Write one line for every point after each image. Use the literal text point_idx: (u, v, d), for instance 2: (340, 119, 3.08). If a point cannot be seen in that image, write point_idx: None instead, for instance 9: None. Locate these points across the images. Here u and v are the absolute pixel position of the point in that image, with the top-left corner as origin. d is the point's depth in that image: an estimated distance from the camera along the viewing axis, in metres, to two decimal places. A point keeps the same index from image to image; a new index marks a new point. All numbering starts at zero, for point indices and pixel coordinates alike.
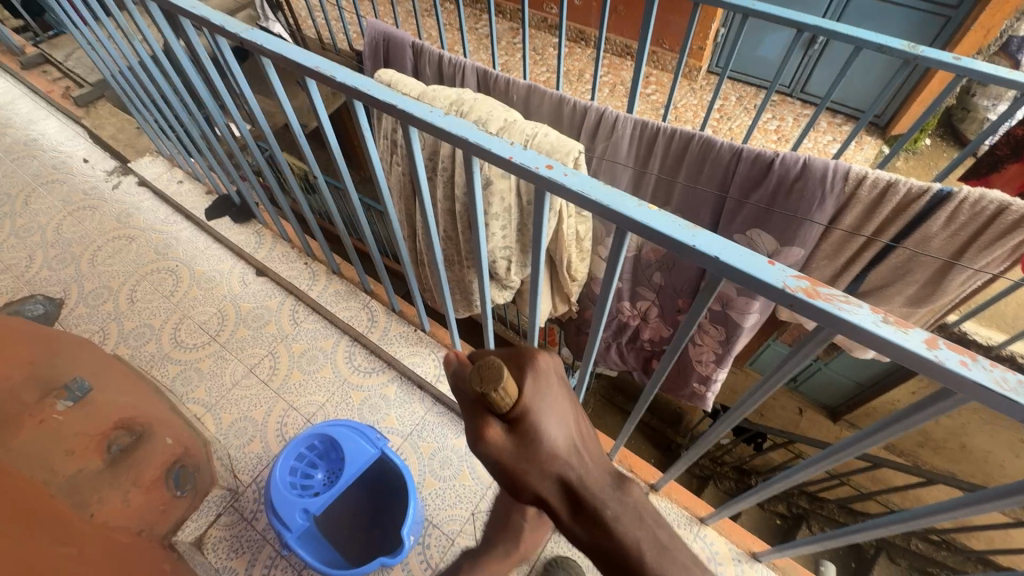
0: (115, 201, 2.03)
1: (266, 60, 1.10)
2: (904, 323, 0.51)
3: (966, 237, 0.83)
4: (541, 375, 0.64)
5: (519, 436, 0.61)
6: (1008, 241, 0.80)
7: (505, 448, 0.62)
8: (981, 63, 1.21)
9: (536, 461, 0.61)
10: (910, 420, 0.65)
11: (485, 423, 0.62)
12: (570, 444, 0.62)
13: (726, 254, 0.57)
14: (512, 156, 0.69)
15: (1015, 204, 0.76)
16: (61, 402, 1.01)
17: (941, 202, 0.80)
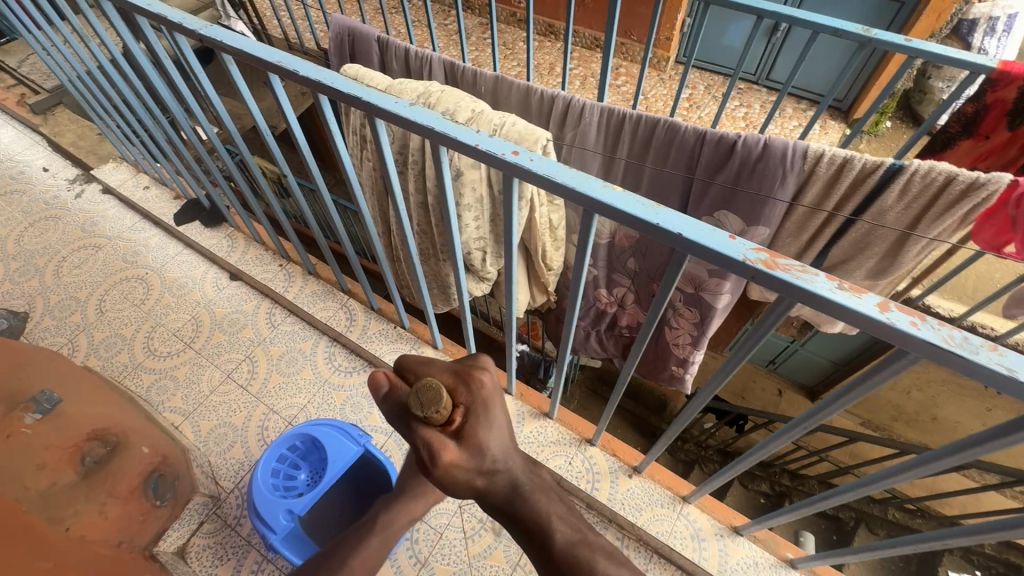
0: (78, 210, 1.97)
1: (229, 58, 1.08)
2: (858, 289, 0.54)
3: (918, 208, 0.85)
4: (484, 388, 0.67)
5: (467, 445, 0.63)
6: (957, 211, 0.82)
7: (456, 460, 0.63)
8: (931, 44, 1.25)
9: (481, 466, 0.65)
10: (863, 387, 0.67)
11: (434, 437, 0.62)
12: (508, 446, 0.67)
13: (687, 230, 0.59)
14: (477, 144, 0.71)
15: (962, 175, 0.79)
16: (35, 417, 0.99)
17: (894, 175, 0.82)
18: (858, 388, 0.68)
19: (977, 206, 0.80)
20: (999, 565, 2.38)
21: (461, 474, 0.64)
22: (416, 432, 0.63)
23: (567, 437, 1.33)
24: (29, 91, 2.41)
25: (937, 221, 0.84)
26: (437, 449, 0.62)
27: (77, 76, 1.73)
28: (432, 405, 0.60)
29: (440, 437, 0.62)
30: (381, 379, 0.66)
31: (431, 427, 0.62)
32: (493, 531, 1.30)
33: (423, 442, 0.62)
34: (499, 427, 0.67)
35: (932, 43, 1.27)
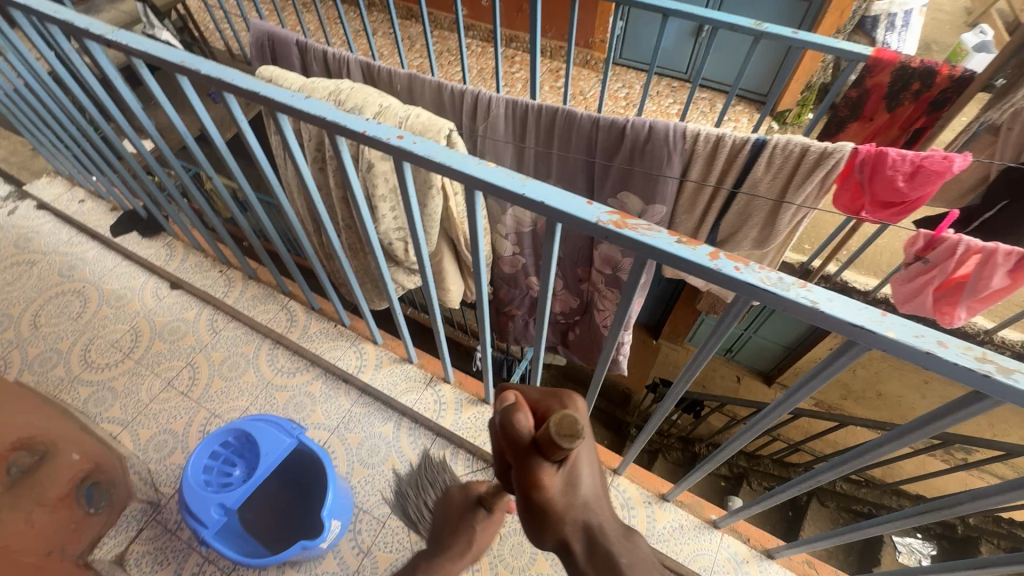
0: (12, 227, 1.93)
1: (137, 60, 1.14)
2: (692, 241, 0.61)
3: (784, 178, 0.94)
4: (583, 419, 0.62)
5: (566, 483, 0.58)
6: (815, 177, 0.91)
7: (553, 495, 0.57)
8: (814, 35, 1.36)
9: (576, 510, 0.58)
10: (720, 332, 0.74)
11: (544, 470, 0.55)
12: (599, 492, 0.61)
13: (548, 198, 0.67)
14: (365, 130, 0.78)
15: (814, 146, 0.88)
16: None
17: (760, 149, 0.91)
18: (718, 332, 0.74)
19: (829, 171, 0.89)
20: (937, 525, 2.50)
21: (554, 517, 0.57)
22: (524, 458, 0.55)
23: None
24: None
25: (798, 189, 0.93)
26: (541, 482, 0.55)
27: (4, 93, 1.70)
28: (566, 436, 0.51)
29: (551, 471, 0.55)
30: (507, 393, 0.60)
31: (546, 458, 0.55)
32: None
33: (527, 469, 0.56)
34: (591, 469, 0.61)
35: (816, 34, 1.38)
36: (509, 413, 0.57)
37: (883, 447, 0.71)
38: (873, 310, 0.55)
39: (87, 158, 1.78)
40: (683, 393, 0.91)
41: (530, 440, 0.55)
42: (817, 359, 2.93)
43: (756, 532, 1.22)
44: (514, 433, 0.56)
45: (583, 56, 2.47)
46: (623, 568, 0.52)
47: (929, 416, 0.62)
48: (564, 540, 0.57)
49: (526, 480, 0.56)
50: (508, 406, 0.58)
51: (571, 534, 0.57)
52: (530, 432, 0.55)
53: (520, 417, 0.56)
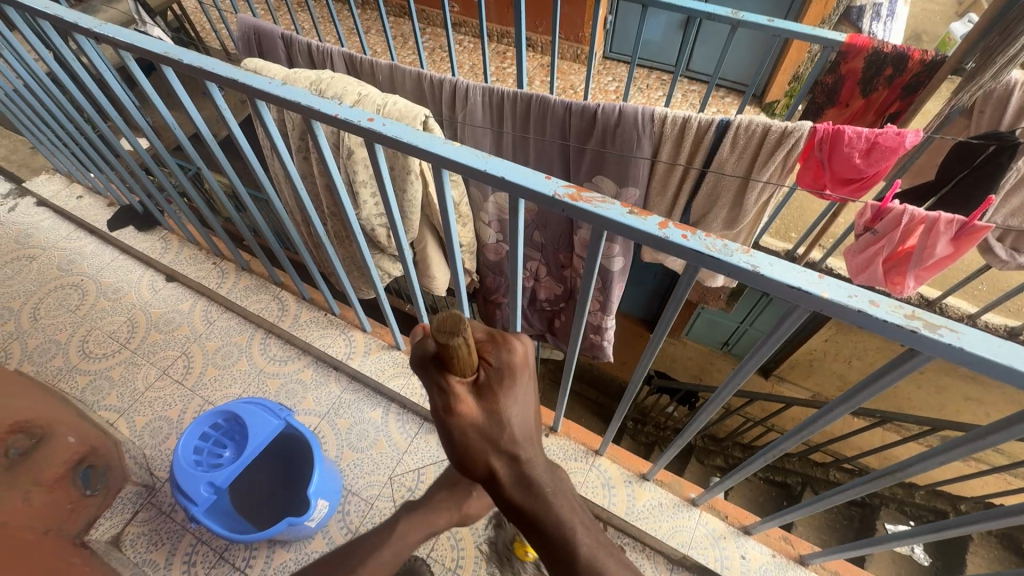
0: (12, 223, 1.97)
1: (127, 55, 1.18)
2: (642, 212, 0.64)
3: (749, 156, 1.01)
4: (518, 353, 0.66)
5: (485, 412, 0.63)
6: (778, 155, 0.98)
7: (469, 420, 0.63)
8: (788, 23, 1.40)
9: (499, 440, 0.63)
10: (678, 300, 0.79)
11: (451, 389, 0.62)
12: (529, 428, 0.66)
13: (507, 173, 0.70)
14: (338, 113, 0.82)
15: (775, 126, 0.95)
16: None
17: (724, 130, 0.98)
18: (678, 296, 0.78)
19: (790, 150, 0.97)
20: (929, 512, 2.53)
21: (478, 449, 0.64)
22: (434, 378, 0.63)
23: None
24: None
25: (763, 168, 1.01)
26: (452, 401, 0.63)
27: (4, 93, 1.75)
28: (449, 332, 0.55)
29: (457, 388, 0.62)
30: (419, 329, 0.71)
31: (450, 377, 0.62)
32: None
33: (439, 390, 0.63)
34: (522, 400, 0.65)
35: (791, 22, 1.41)
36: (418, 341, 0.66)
37: (842, 406, 0.75)
38: (812, 274, 0.58)
39: (84, 155, 1.81)
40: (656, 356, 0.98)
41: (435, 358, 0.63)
42: (812, 350, 2.94)
43: (734, 510, 1.26)
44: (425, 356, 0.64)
45: (572, 50, 2.48)
46: (549, 495, 0.63)
47: (872, 376, 0.67)
48: (493, 471, 0.64)
49: (440, 402, 0.63)
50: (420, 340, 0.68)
51: (496, 464, 0.64)
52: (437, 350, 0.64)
53: (428, 342, 0.64)
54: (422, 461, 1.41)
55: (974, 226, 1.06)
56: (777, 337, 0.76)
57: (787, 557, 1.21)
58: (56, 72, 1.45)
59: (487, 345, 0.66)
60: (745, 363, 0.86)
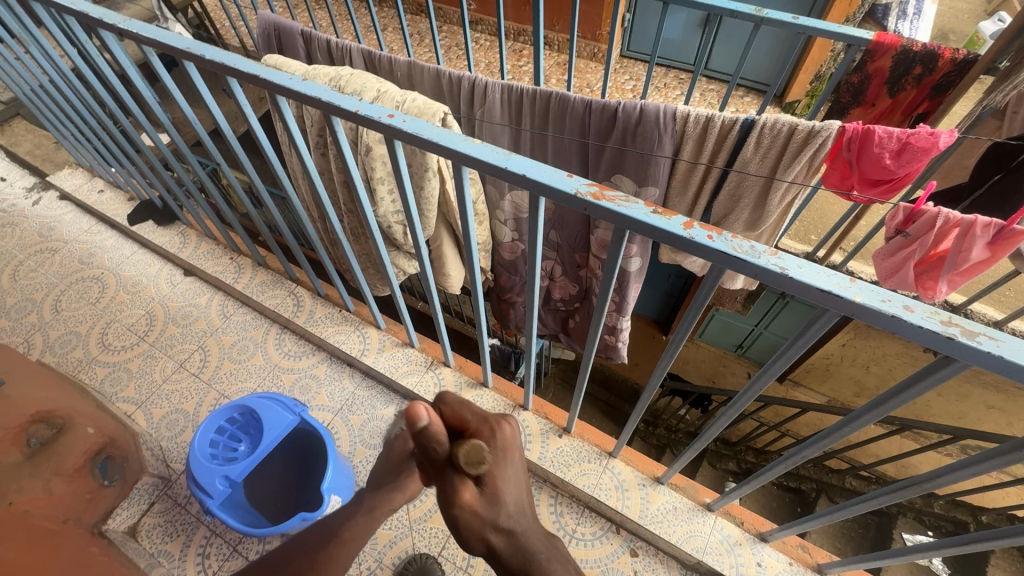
0: (35, 217, 2.02)
1: (150, 50, 1.19)
2: (667, 212, 0.63)
3: (774, 156, 0.99)
4: (509, 439, 0.62)
5: (489, 501, 0.57)
6: (804, 154, 0.96)
7: (474, 511, 0.56)
8: (814, 20, 1.36)
9: (497, 521, 0.58)
10: (699, 303, 0.77)
11: (461, 486, 0.55)
12: (521, 499, 0.61)
13: (529, 171, 0.69)
14: (358, 109, 0.82)
15: (802, 125, 0.93)
16: None
17: (749, 130, 0.97)
18: (699, 298, 0.76)
19: (817, 151, 0.95)
20: (948, 523, 2.47)
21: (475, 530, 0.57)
22: (442, 476, 0.56)
23: (502, 403, 1.44)
24: None
25: (788, 168, 0.99)
26: (460, 499, 0.56)
27: (31, 89, 1.78)
28: (474, 460, 0.54)
29: (468, 489, 0.55)
30: (419, 408, 0.52)
31: (462, 478, 0.55)
32: (435, 496, 1.36)
33: (446, 486, 0.56)
34: (515, 480, 0.61)
35: (817, 20, 1.38)
36: (425, 435, 0.54)
37: (870, 412, 0.73)
38: (842, 277, 0.56)
39: (106, 150, 1.84)
40: (673, 360, 0.96)
41: (446, 457, 0.56)
42: (830, 355, 2.89)
43: (750, 516, 1.24)
44: (434, 452, 0.55)
45: (589, 48, 2.46)
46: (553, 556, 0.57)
47: (903, 382, 0.64)
48: (490, 545, 0.58)
49: (445, 497, 0.56)
50: (423, 429, 0.53)
51: (494, 541, 0.58)
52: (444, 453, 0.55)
53: (440, 440, 0.54)
54: None
55: (1012, 231, 1.03)
56: (801, 342, 0.74)
57: (804, 566, 1.18)
58: (80, 68, 1.47)
59: (485, 429, 0.60)
60: (768, 368, 0.83)
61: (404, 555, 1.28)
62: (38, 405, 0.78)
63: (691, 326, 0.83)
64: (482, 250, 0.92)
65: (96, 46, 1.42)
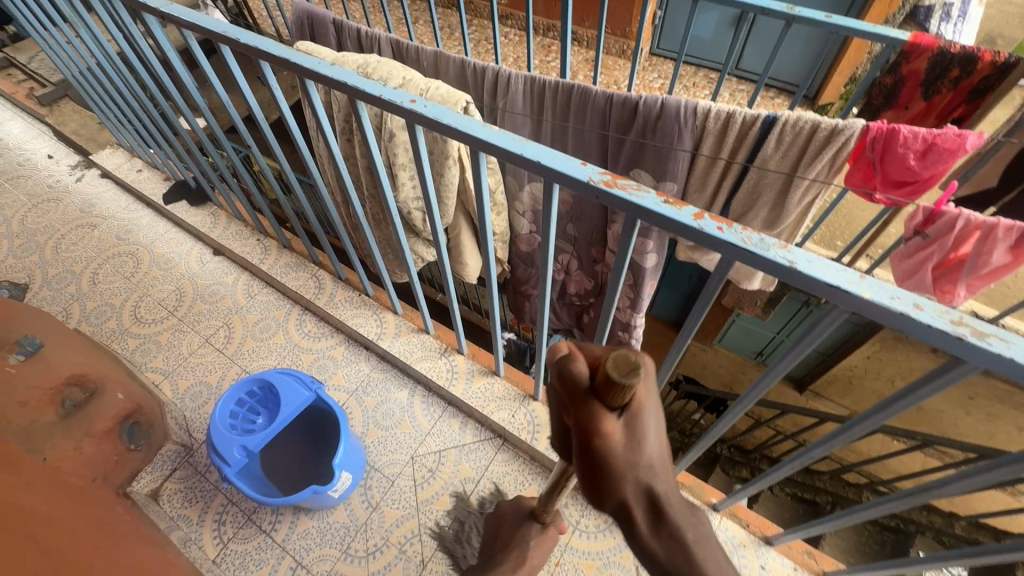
0: (78, 193, 2.13)
1: (189, 34, 1.23)
2: (678, 202, 0.63)
3: (795, 154, 0.99)
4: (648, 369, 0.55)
5: (632, 440, 0.53)
6: (825, 153, 0.96)
7: (615, 445, 0.53)
8: (847, 18, 1.33)
9: (638, 466, 0.53)
10: (708, 296, 0.78)
11: (600, 412, 0.52)
12: (664, 456, 0.56)
13: (543, 158, 0.70)
14: (382, 94, 0.85)
15: (825, 123, 0.93)
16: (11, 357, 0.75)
17: (770, 127, 0.97)
18: (710, 289, 0.76)
19: (838, 150, 0.95)
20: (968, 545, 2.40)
21: (615, 474, 0.53)
22: (582, 405, 0.53)
23: (513, 393, 1.47)
24: (37, 85, 2.60)
25: (809, 166, 0.99)
26: (602, 430, 0.52)
27: (79, 71, 1.87)
28: (625, 373, 0.49)
29: (612, 420, 0.52)
30: (560, 342, 0.57)
31: (607, 404, 0.52)
32: (442, 480, 1.39)
33: (586, 417, 0.52)
34: (658, 430, 0.56)
35: (850, 18, 1.35)
36: (563, 359, 0.54)
37: (884, 410, 0.72)
38: (852, 273, 0.56)
39: (146, 131, 1.92)
40: (680, 357, 0.97)
41: (587, 382, 0.53)
42: (853, 367, 2.81)
43: (756, 518, 1.23)
44: (572, 376, 0.53)
45: (618, 46, 2.44)
46: (692, 546, 0.53)
47: (919, 380, 0.63)
48: (624, 507, 0.54)
49: (584, 429, 0.53)
50: (564, 356, 0.55)
51: (633, 498, 0.54)
52: (586, 378, 0.53)
53: (580, 363, 0.53)
54: (443, 443, 1.44)
55: None
56: (808, 340, 0.74)
57: (810, 572, 1.17)
58: (125, 51, 1.53)
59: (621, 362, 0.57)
60: (778, 363, 0.82)
61: (411, 534, 1.31)
62: (68, 367, 0.77)
63: (699, 319, 0.84)
64: (494, 236, 0.94)
65: (140, 31, 1.48)
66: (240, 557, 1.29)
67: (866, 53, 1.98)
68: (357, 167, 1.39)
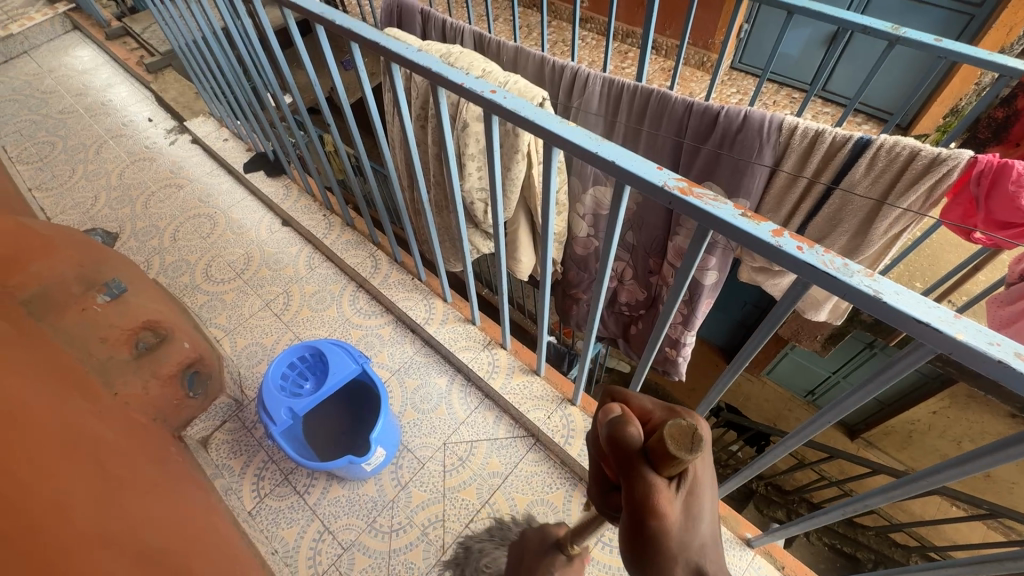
0: (170, 155, 2.30)
1: (289, 14, 1.30)
2: (757, 217, 0.61)
3: (887, 181, 0.97)
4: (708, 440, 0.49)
5: (687, 514, 0.43)
6: (922, 184, 0.93)
7: (669, 524, 0.42)
8: (961, 44, 1.24)
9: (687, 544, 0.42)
10: (772, 323, 0.74)
11: (656, 483, 0.42)
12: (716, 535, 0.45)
13: (619, 159, 0.69)
14: (464, 82, 0.86)
15: (925, 151, 0.91)
16: (99, 297, 0.83)
17: (860, 149, 0.95)
18: (776, 317, 0.72)
19: (939, 180, 0.91)
20: None
21: (664, 552, 0.41)
22: (626, 477, 0.44)
23: (551, 394, 1.46)
24: (147, 54, 2.83)
25: (901, 195, 0.96)
26: (658, 506, 0.42)
27: (186, 42, 2.01)
28: (684, 446, 0.40)
29: (667, 489, 0.42)
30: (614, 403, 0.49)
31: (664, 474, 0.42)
32: (471, 470, 1.40)
33: (634, 485, 0.43)
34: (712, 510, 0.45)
35: (964, 44, 1.25)
36: (618, 423, 0.46)
37: (959, 468, 0.65)
38: (946, 311, 0.52)
39: (237, 104, 2.05)
40: (729, 384, 0.92)
41: (641, 449, 0.44)
42: (916, 421, 2.61)
43: (792, 562, 1.16)
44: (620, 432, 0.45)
45: (698, 57, 2.37)
46: None
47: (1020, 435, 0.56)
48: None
49: (634, 501, 0.43)
50: (618, 420, 0.47)
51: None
52: (642, 446, 0.44)
53: (632, 427, 0.45)
54: (476, 433, 1.46)
55: None
56: (878, 384, 0.68)
57: None
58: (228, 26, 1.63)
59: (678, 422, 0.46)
60: (840, 402, 0.75)
61: (434, 519, 1.33)
62: (146, 312, 0.89)
63: (757, 347, 0.79)
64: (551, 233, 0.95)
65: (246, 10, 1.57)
66: (273, 514, 1.35)
67: (975, 83, 1.83)
68: (428, 153, 1.41)
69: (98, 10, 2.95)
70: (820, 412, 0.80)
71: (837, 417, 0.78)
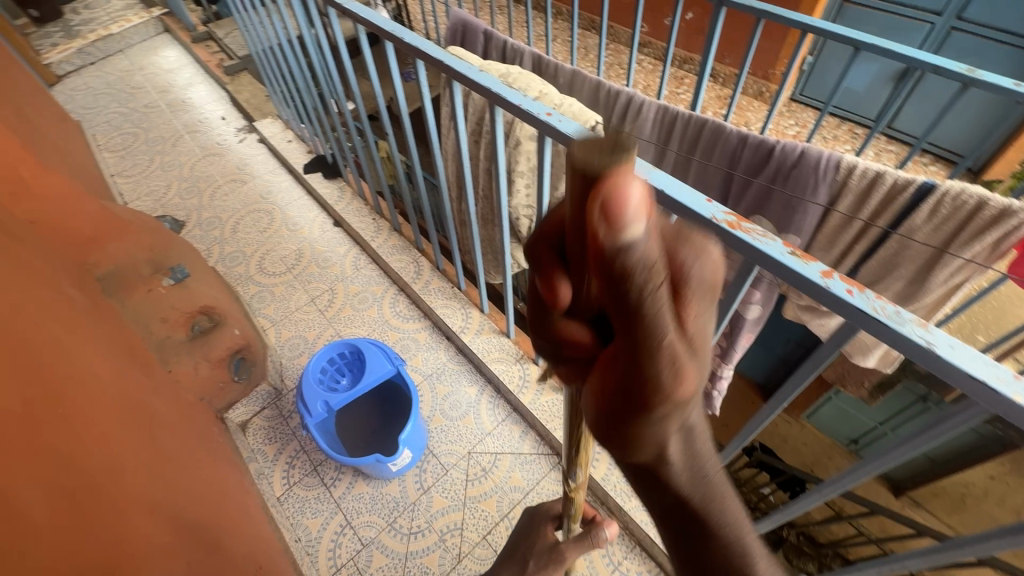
0: (238, 152, 2.45)
1: (361, 29, 1.38)
2: (806, 256, 0.60)
3: (949, 230, 0.95)
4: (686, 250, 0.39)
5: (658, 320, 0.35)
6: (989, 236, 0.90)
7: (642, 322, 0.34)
8: None
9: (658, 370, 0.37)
10: (815, 364, 0.72)
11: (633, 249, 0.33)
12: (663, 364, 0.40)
13: (668, 187, 0.69)
14: (521, 103, 0.89)
15: (993, 202, 0.88)
16: (164, 280, 1.23)
17: (924, 194, 0.93)
18: (820, 358, 0.71)
19: (1007, 234, 0.89)
20: None
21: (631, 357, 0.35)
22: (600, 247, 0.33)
23: None
24: (226, 57, 3.03)
25: (965, 245, 0.94)
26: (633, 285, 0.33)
27: (262, 49, 2.15)
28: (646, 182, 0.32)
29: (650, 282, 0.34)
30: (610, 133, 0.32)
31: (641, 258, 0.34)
32: (494, 481, 1.41)
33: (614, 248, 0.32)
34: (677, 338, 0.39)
35: None
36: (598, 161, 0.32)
37: (1012, 538, 0.61)
38: (1003, 370, 0.50)
39: (304, 109, 2.17)
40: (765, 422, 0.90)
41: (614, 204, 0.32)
42: (969, 484, 2.43)
43: None
44: (631, 273, 0.31)
45: (756, 86, 2.34)
46: None
47: None
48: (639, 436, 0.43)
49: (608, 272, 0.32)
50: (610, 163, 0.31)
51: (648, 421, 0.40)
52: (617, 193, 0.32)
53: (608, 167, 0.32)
54: (502, 446, 1.46)
55: None
56: (928, 438, 0.65)
57: None
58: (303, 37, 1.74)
59: (685, 253, 0.36)
60: (885, 453, 0.72)
61: (453, 526, 1.34)
62: (206, 299, 1.25)
63: (798, 387, 0.77)
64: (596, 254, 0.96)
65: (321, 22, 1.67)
66: (300, 503, 1.39)
67: None
68: (478, 166, 1.45)
69: (187, 15, 3.19)
70: (861, 461, 0.76)
71: (881, 468, 0.75)
